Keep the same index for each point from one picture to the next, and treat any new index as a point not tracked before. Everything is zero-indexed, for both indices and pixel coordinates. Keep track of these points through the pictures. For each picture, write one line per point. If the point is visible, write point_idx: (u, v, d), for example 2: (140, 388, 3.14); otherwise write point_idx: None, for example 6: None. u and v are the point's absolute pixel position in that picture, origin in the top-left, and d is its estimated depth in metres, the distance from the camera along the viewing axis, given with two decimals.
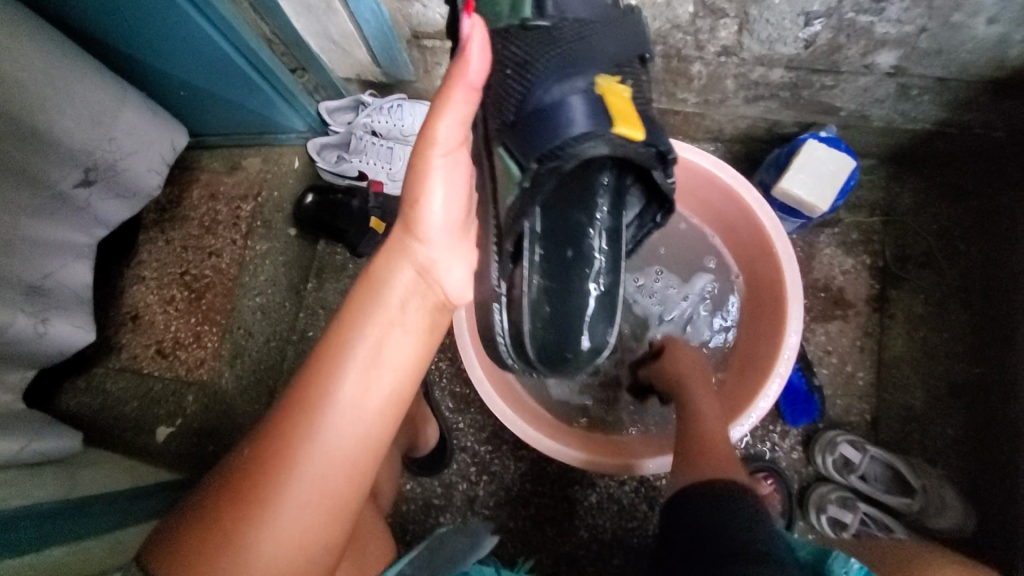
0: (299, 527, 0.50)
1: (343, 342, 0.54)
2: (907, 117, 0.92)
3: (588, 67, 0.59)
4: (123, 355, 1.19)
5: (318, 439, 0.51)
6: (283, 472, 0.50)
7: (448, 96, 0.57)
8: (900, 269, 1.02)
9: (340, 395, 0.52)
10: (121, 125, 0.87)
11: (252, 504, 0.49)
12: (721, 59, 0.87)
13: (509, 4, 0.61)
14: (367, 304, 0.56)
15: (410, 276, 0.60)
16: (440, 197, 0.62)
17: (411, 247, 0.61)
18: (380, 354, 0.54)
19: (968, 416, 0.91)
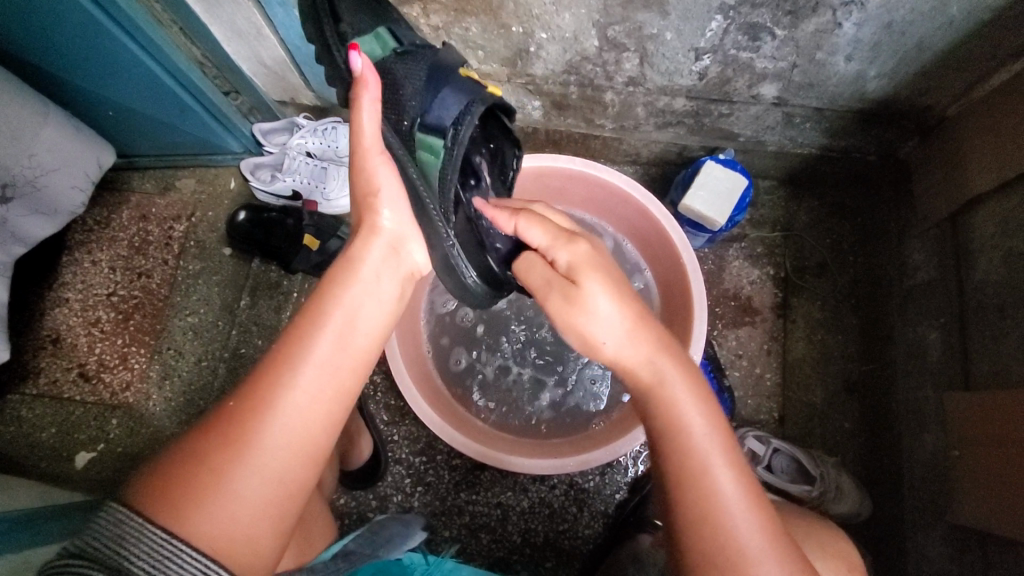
0: (279, 470, 0.53)
1: (326, 305, 0.61)
2: (796, 143, 1.03)
3: (450, 69, 0.69)
4: (40, 380, 1.14)
5: (300, 385, 0.55)
6: (264, 413, 0.53)
7: (359, 108, 0.66)
8: (798, 279, 1.11)
9: (318, 349, 0.57)
10: (42, 142, 0.89)
11: (227, 436, 0.52)
12: (630, 89, 0.96)
13: (376, 46, 0.72)
14: (343, 277, 0.64)
15: (380, 251, 0.69)
16: (393, 191, 0.71)
17: (373, 229, 0.70)
18: (354, 320, 0.61)
19: (862, 410, 1.04)
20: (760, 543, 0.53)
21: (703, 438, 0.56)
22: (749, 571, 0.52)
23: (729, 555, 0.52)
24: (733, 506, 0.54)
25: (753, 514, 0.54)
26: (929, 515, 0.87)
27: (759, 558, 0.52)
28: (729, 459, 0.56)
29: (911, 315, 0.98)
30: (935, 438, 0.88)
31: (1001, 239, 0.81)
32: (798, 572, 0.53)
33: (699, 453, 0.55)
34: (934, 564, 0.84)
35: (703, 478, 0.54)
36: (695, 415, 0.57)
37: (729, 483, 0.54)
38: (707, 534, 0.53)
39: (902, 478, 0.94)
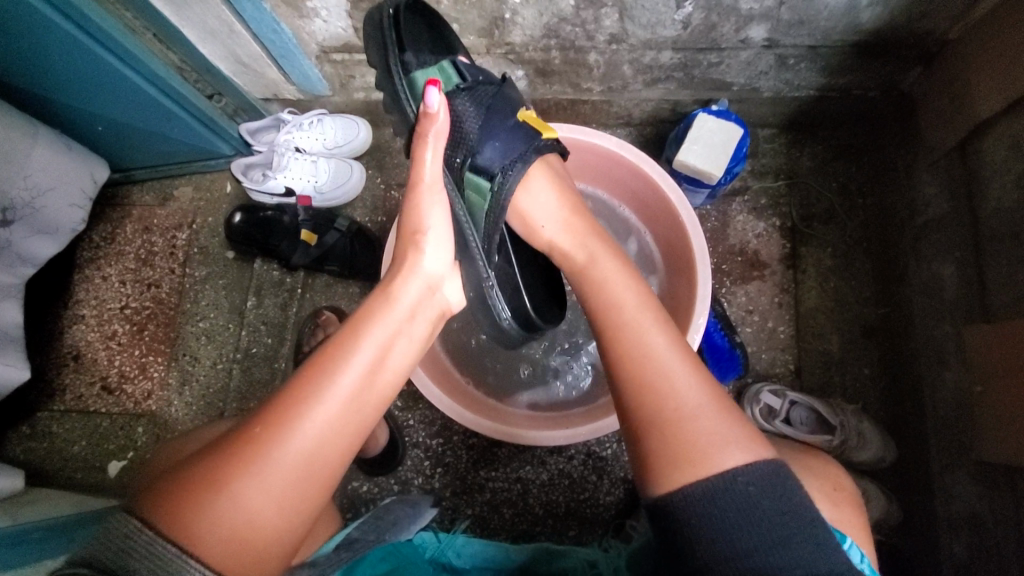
0: (290, 497, 0.51)
1: (360, 338, 0.58)
2: (793, 86, 0.99)
3: (505, 110, 0.72)
4: (67, 396, 1.18)
5: (324, 415, 0.54)
6: (285, 437, 0.52)
7: (423, 143, 0.65)
8: (805, 227, 1.08)
9: (344, 382, 0.55)
10: (34, 164, 0.91)
11: (250, 461, 0.50)
12: (613, 47, 0.93)
13: (440, 77, 0.73)
14: (378, 309, 0.61)
15: (417, 288, 0.64)
16: (441, 228, 0.68)
17: (414, 265, 0.65)
18: (387, 357, 0.59)
19: (880, 355, 1.01)
20: (699, 403, 0.58)
21: (638, 316, 0.63)
22: (684, 420, 0.57)
23: (667, 414, 0.58)
24: (664, 363, 0.60)
25: (687, 371, 0.60)
26: (955, 454, 0.85)
27: (691, 411, 0.58)
28: (661, 329, 0.63)
29: (926, 252, 0.94)
30: (956, 376, 0.86)
31: (1014, 162, 0.78)
32: (734, 426, 0.58)
33: (630, 321, 0.63)
34: (965, 503, 0.82)
35: (639, 344, 0.61)
36: (625, 290, 0.65)
37: (657, 342, 0.61)
38: (642, 387, 0.60)
39: (925, 419, 0.92)
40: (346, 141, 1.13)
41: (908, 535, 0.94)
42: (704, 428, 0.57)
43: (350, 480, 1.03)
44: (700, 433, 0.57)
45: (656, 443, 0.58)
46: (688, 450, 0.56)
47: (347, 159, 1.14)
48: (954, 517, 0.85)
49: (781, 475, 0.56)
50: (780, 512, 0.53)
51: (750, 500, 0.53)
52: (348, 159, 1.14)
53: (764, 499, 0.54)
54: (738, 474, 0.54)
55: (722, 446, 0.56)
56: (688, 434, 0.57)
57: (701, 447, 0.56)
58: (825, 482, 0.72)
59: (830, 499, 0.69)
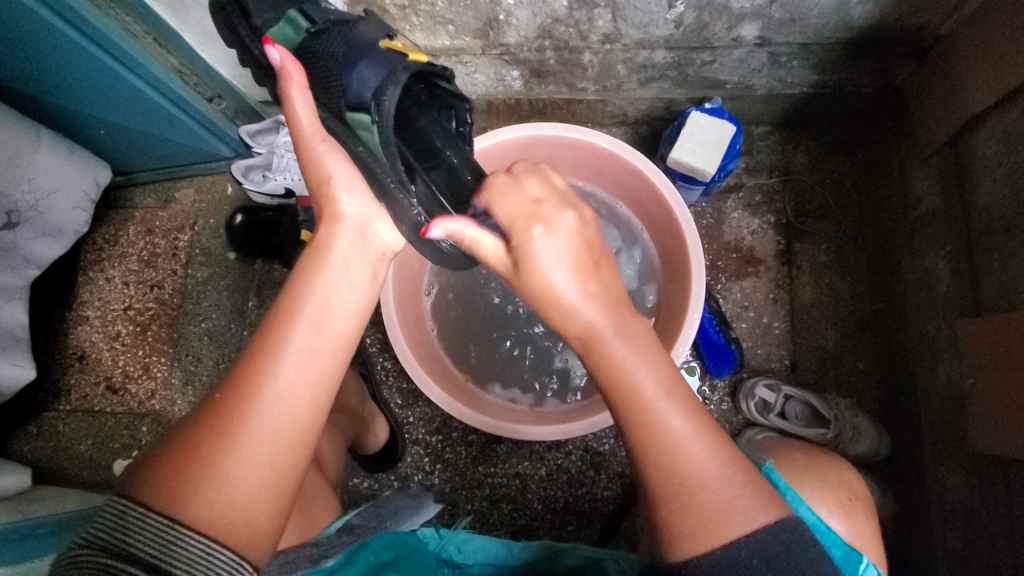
0: (268, 456, 0.52)
1: (298, 292, 0.59)
2: (785, 84, 1.00)
3: (365, 42, 0.67)
4: (72, 396, 1.20)
5: (278, 372, 0.54)
6: (246, 398, 0.53)
7: (290, 99, 0.65)
8: (800, 223, 1.09)
9: (298, 335, 0.56)
10: (38, 168, 0.93)
11: (217, 423, 0.52)
12: (607, 47, 0.94)
13: (290, 29, 0.70)
14: (314, 265, 0.62)
15: (346, 237, 0.66)
16: (346, 175, 0.68)
17: (337, 216, 0.66)
18: (329, 304, 0.60)
19: (875, 349, 1.02)
20: (718, 480, 0.53)
21: (657, 394, 0.55)
22: (699, 495, 0.53)
23: (685, 483, 0.53)
24: (686, 443, 0.54)
25: (701, 440, 0.54)
26: (948, 447, 0.86)
27: (707, 480, 0.53)
28: (674, 390, 0.55)
29: (919, 247, 0.95)
30: (949, 368, 0.86)
31: (1004, 156, 0.79)
32: (748, 484, 0.54)
33: (647, 403, 0.54)
34: (958, 495, 0.83)
35: (656, 424, 0.54)
36: (644, 367, 0.55)
37: (678, 420, 0.54)
38: (659, 466, 0.54)
39: (919, 413, 0.92)
40: None
41: (902, 528, 0.95)
42: (718, 496, 0.53)
43: (352, 477, 1.04)
44: (718, 507, 0.52)
45: (670, 516, 0.53)
46: (706, 523, 0.52)
47: None
48: (948, 509, 0.85)
49: (795, 527, 0.53)
50: (794, 552, 0.51)
51: (768, 568, 0.51)
52: None
53: (779, 561, 0.51)
54: (755, 536, 0.52)
55: (734, 514, 0.52)
56: (706, 512, 0.52)
57: (726, 528, 0.52)
58: (837, 493, 0.73)
59: (843, 513, 0.72)
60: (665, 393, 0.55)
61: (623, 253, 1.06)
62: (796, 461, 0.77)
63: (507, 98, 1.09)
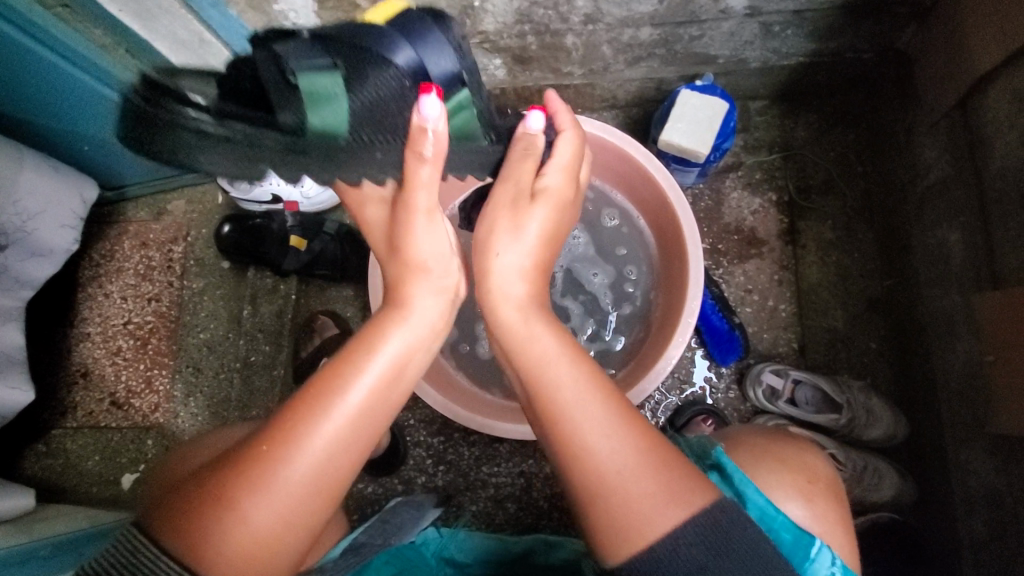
0: (299, 511, 0.49)
1: (376, 346, 0.56)
2: (781, 54, 0.95)
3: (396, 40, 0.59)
4: (78, 413, 1.20)
5: (336, 433, 0.51)
6: (294, 455, 0.49)
7: (420, 171, 0.59)
8: (804, 200, 1.04)
9: (362, 396, 0.53)
10: (24, 189, 0.93)
11: (262, 478, 0.48)
12: (589, 27, 0.90)
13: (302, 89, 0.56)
14: (395, 325, 0.58)
15: (434, 302, 0.61)
16: (441, 247, 0.63)
17: (418, 281, 0.61)
18: (405, 366, 0.57)
19: (888, 328, 0.98)
20: (646, 489, 0.49)
21: (576, 394, 0.53)
22: (627, 497, 0.49)
23: (596, 488, 0.50)
24: (598, 445, 0.51)
25: (616, 441, 0.51)
26: (969, 428, 0.81)
27: (625, 480, 0.50)
28: (574, 363, 0.56)
29: (929, 218, 0.91)
30: (967, 345, 0.82)
31: (1017, 117, 0.74)
32: (672, 481, 0.50)
33: (560, 396, 0.54)
34: (981, 478, 0.79)
35: (563, 421, 0.53)
36: (544, 336, 0.58)
37: (591, 424, 0.52)
38: (581, 474, 0.51)
39: (936, 392, 0.88)
40: None
41: (923, 515, 0.91)
42: (641, 496, 0.49)
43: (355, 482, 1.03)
44: (645, 505, 0.49)
45: (601, 521, 0.50)
46: (622, 524, 0.49)
47: None
48: (971, 493, 0.81)
49: (727, 508, 0.49)
50: (733, 536, 0.48)
51: (701, 556, 0.47)
52: None
53: (710, 554, 0.47)
54: (679, 535, 0.48)
55: (655, 515, 0.48)
56: (629, 517, 0.49)
57: (655, 527, 0.48)
58: (797, 476, 0.66)
59: (803, 496, 0.65)
60: (576, 387, 0.54)
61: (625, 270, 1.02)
62: (749, 446, 0.69)
63: (492, 87, 1.06)
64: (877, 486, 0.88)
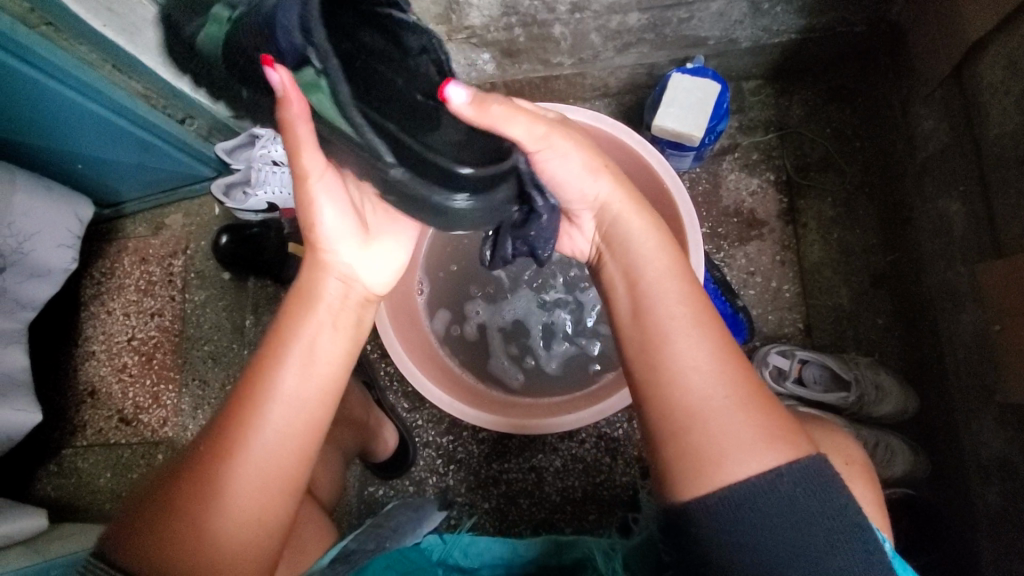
0: (255, 512, 0.51)
1: (283, 337, 0.54)
2: (771, 32, 0.94)
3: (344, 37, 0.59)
4: (88, 432, 1.21)
5: (263, 428, 0.51)
6: (229, 458, 0.50)
7: (296, 133, 0.53)
8: (803, 179, 1.03)
9: (279, 386, 0.52)
10: (17, 211, 0.93)
11: (202, 483, 0.50)
12: (577, 16, 0.89)
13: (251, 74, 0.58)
14: (301, 311, 0.55)
15: (334, 279, 0.57)
16: (340, 213, 0.58)
17: (322, 259, 0.58)
18: (314, 350, 0.54)
19: (894, 302, 0.97)
20: (740, 425, 0.51)
21: (675, 326, 0.55)
22: (725, 429, 0.51)
23: (699, 414, 0.52)
24: (693, 375, 0.53)
25: (715, 374, 0.53)
26: (979, 398, 0.81)
27: (714, 414, 0.52)
28: (681, 290, 0.57)
29: (929, 189, 0.90)
30: (973, 315, 0.81)
31: (1013, 81, 0.73)
32: (766, 421, 0.52)
33: (661, 327, 0.55)
34: (993, 448, 0.78)
35: (665, 348, 0.54)
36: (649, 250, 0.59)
37: (690, 353, 0.54)
38: (672, 404, 0.53)
39: (945, 364, 0.87)
40: None
41: (938, 488, 0.90)
42: (736, 429, 0.51)
43: (366, 486, 1.03)
44: (738, 442, 0.50)
45: (692, 451, 0.51)
46: (718, 454, 0.50)
47: None
48: (985, 463, 0.80)
49: (822, 466, 0.50)
50: (818, 488, 0.49)
51: (784, 500, 0.49)
52: None
53: (808, 491, 0.49)
54: (776, 473, 0.49)
55: (749, 445, 0.50)
56: (724, 442, 0.51)
57: (752, 460, 0.50)
58: (829, 454, 0.66)
59: (839, 472, 0.64)
60: (679, 311, 0.55)
61: None
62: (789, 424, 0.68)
63: (482, 82, 1.05)
64: (890, 462, 0.88)
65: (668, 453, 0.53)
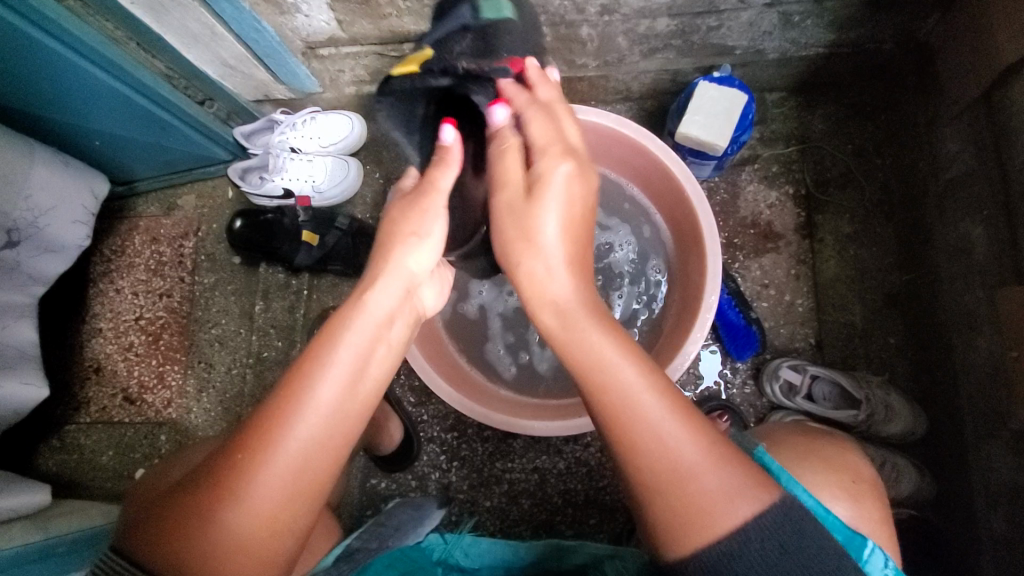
0: (278, 511, 0.50)
1: (333, 343, 0.54)
2: (799, 45, 0.94)
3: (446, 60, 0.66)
4: (92, 408, 1.21)
5: (302, 434, 0.50)
6: (263, 460, 0.49)
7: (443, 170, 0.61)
8: (821, 194, 1.03)
9: (324, 393, 0.52)
10: (35, 185, 0.93)
11: (233, 482, 0.49)
12: (606, 19, 0.89)
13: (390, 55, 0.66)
14: (354, 319, 0.55)
15: (395, 292, 0.59)
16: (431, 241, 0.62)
17: (390, 271, 0.59)
18: (366, 362, 0.55)
19: (907, 323, 0.97)
20: (715, 479, 0.51)
21: (638, 386, 0.53)
22: (700, 489, 0.51)
23: (671, 476, 0.51)
24: (664, 430, 0.52)
25: (683, 430, 0.52)
26: (990, 423, 0.81)
27: (692, 472, 0.51)
28: (633, 359, 0.55)
29: (951, 212, 0.90)
30: (989, 341, 0.81)
31: None
32: (738, 476, 0.51)
33: (625, 393, 0.53)
34: (1002, 475, 0.78)
35: (631, 408, 0.53)
36: (599, 340, 0.55)
37: (654, 409, 0.53)
38: (644, 459, 0.52)
39: (957, 387, 0.87)
40: (341, 138, 1.10)
41: (941, 511, 0.90)
42: (710, 486, 0.51)
43: (369, 478, 1.03)
44: (717, 497, 0.50)
45: (670, 510, 0.51)
46: (696, 512, 0.50)
47: (343, 156, 1.11)
48: (992, 489, 0.80)
49: (795, 514, 0.50)
50: (799, 545, 0.49)
51: (769, 548, 0.49)
52: (346, 156, 1.11)
53: (785, 547, 0.49)
54: (751, 531, 0.49)
55: (734, 500, 0.50)
56: (704, 500, 0.50)
57: (728, 517, 0.50)
58: (842, 476, 0.65)
59: (850, 497, 0.64)
60: (637, 373, 0.54)
61: (640, 264, 1.02)
62: (796, 445, 0.69)
63: None
64: (896, 483, 0.88)
65: (647, 506, 0.52)
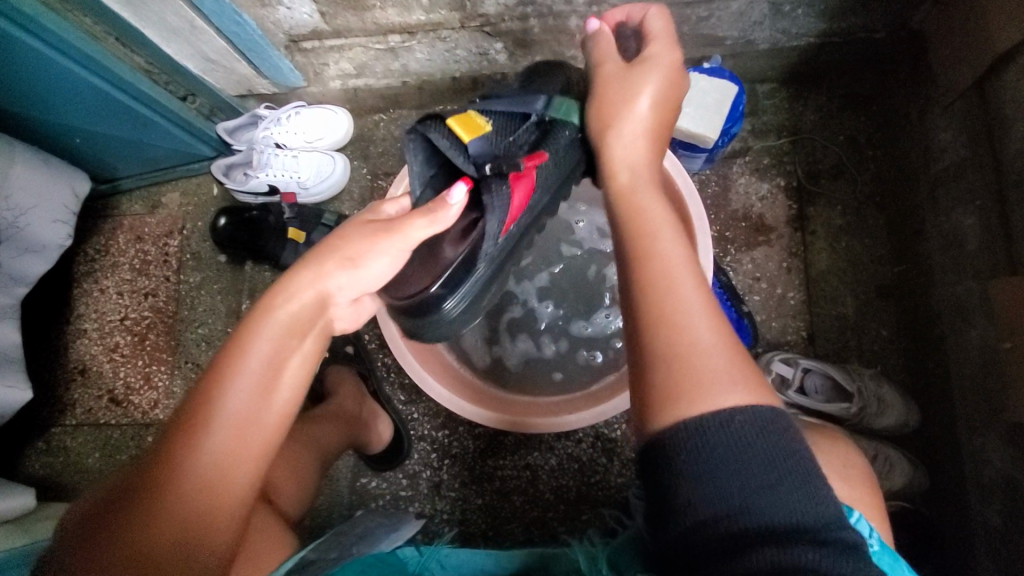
0: (182, 530, 0.47)
1: (247, 351, 0.52)
2: (790, 35, 0.93)
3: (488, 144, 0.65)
4: (77, 410, 1.19)
5: (209, 445, 0.49)
6: (171, 472, 0.47)
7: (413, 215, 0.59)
8: (813, 185, 1.02)
9: (234, 402, 0.50)
10: (13, 183, 0.91)
11: (139, 498, 0.47)
12: (594, 9, 0.87)
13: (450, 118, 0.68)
14: (268, 326, 0.54)
15: (312, 301, 0.57)
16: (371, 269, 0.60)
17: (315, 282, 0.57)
18: (277, 371, 0.53)
19: (899, 314, 0.96)
20: (720, 362, 0.52)
21: (677, 264, 0.58)
22: (704, 365, 0.52)
23: (682, 348, 0.53)
24: (689, 308, 0.55)
25: (704, 315, 0.55)
26: (983, 414, 0.80)
27: (700, 351, 0.53)
28: (681, 244, 0.61)
29: (943, 202, 0.89)
30: (983, 332, 0.80)
31: None
32: (742, 371, 0.52)
33: (663, 259, 0.59)
34: (996, 466, 0.78)
35: (667, 278, 0.57)
36: (655, 210, 0.63)
37: (689, 287, 0.57)
38: (659, 320, 0.55)
39: (949, 378, 0.87)
40: (326, 133, 1.08)
41: (934, 502, 0.90)
42: (714, 367, 0.52)
43: (359, 477, 1.02)
44: (715, 374, 0.52)
45: (667, 377, 0.53)
46: (693, 381, 0.51)
47: (330, 152, 1.09)
48: (985, 480, 0.80)
49: (784, 417, 0.50)
50: (773, 446, 0.47)
51: (744, 436, 0.48)
52: (332, 152, 1.10)
53: (761, 440, 0.48)
54: (734, 413, 0.49)
55: (729, 387, 0.51)
56: (705, 373, 0.52)
57: (722, 392, 0.50)
58: (833, 458, 0.65)
59: (841, 475, 0.63)
60: (680, 250, 0.60)
61: None
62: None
63: (493, 73, 1.02)
64: (889, 475, 0.87)
65: (650, 381, 0.54)
